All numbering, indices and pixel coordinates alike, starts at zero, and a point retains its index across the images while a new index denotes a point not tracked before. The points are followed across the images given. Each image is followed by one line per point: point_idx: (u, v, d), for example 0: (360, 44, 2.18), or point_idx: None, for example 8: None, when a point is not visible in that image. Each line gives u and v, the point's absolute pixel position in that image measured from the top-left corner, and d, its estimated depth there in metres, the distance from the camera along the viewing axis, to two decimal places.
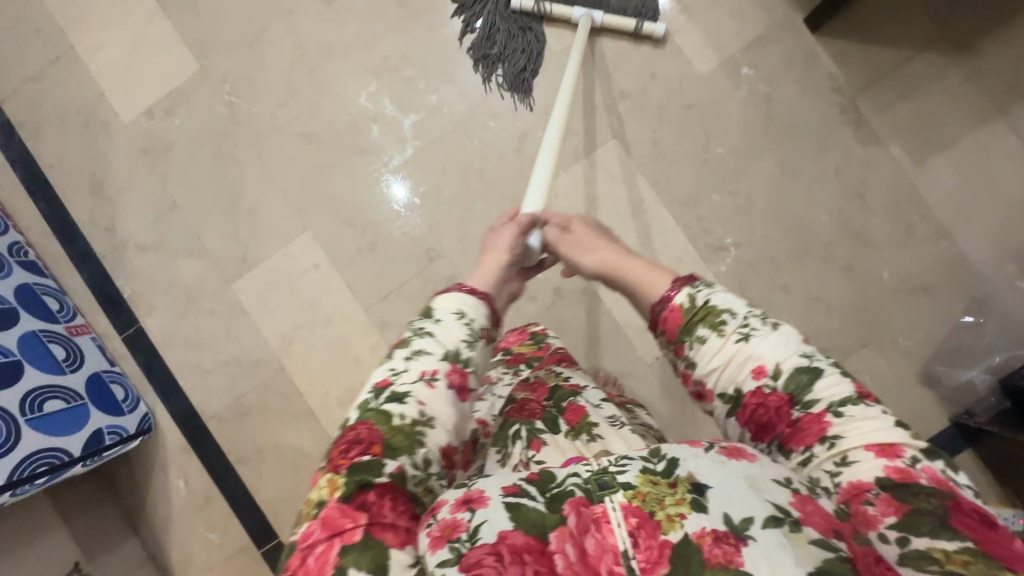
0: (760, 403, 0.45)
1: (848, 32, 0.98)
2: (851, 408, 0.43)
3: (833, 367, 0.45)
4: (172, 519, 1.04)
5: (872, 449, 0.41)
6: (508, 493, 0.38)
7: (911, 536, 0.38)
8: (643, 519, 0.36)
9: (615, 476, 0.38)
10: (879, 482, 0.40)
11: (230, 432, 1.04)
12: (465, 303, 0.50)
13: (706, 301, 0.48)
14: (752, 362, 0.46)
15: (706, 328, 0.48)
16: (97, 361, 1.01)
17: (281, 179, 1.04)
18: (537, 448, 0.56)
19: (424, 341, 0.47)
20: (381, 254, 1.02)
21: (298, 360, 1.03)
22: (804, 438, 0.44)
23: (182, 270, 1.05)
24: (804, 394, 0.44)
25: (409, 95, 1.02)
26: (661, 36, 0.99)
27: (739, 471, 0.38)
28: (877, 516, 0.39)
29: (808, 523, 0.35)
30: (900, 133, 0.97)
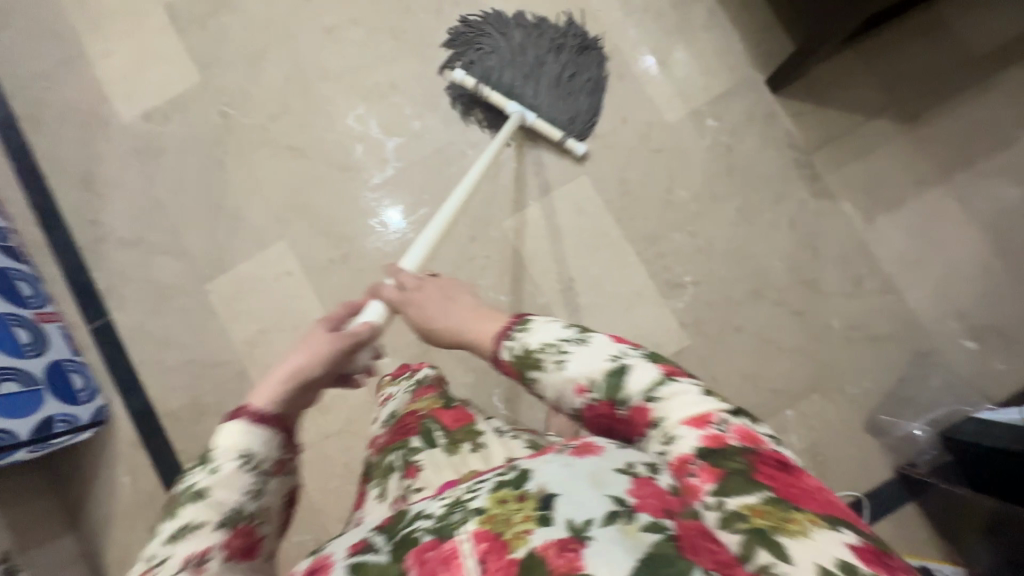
0: (596, 413, 0.52)
1: (807, 95, 1.05)
2: (662, 391, 0.49)
3: (641, 358, 0.51)
4: (114, 516, 1.02)
5: (689, 423, 0.47)
6: (353, 553, 0.44)
7: (725, 499, 0.42)
8: (491, 542, 0.41)
9: (468, 505, 0.44)
10: (697, 452, 0.45)
11: (184, 431, 1.04)
12: (252, 439, 0.49)
13: (524, 345, 0.55)
14: (572, 384, 0.52)
15: (534, 369, 0.54)
16: (61, 349, 1.02)
17: (265, 188, 1.08)
18: (414, 474, 0.59)
19: (194, 512, 0.45)
20: (353, 266, 1.05)
21: (260, 363, 1.04)
22: (637, 428, 0.50)
23: (157, 267, 1.08)
24: (620, 394, 0.50)
25: (394, 119, 1.08)
26: (580, 155, 1.05)
27: (585, 470, 0.44)
28: (699, 485, 0.44)
29: (642, 509, 0.41)
30: (853, 190, 1.03)
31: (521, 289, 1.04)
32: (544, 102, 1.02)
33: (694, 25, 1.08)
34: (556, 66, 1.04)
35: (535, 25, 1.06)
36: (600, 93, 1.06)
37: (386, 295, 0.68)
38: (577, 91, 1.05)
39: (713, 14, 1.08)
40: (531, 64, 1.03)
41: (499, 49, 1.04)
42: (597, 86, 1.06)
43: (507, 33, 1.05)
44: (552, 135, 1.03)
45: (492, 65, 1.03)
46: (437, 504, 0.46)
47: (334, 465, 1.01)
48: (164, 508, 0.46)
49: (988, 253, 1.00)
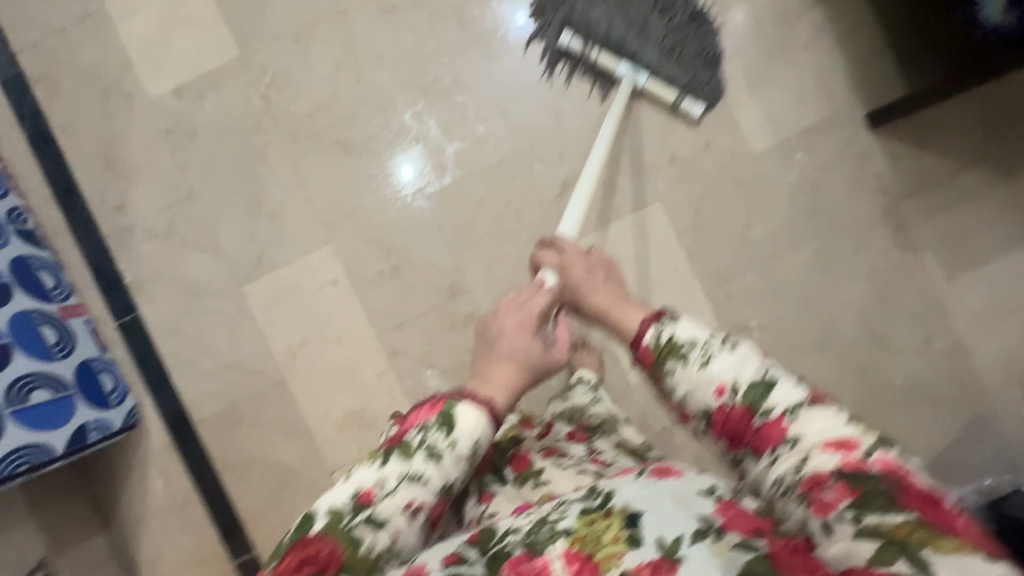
0: (724, 418, 0.50)
1: (904, 135, 0.98)
2: (805, 413, 0.47)
3: (788, 377, 0.50)
4: (146, 517, 1.00)
5: (829, 446, 0.45)
6: (447, 564, 0.46)
7: (863, 513, 0.40)
8: (582, 562, 0.43)
9: (556, 524, 0.46)
10: (836, 471, 0.43)
11: (218, 438, 1.00)
12: (484, 429, 0.53)
13: (671, 337, 0.54)
14: (712, 383, 0.51)
15: (673, 360, 0.53)
16: (89, 347, 0.96)
17: (309, 185, 0.99)
18: (490, 499, 0.62)
19: (425, 465, 0.50)
20: (403, 280, 0.99)
21: (300, 375, 1.00)
22: (766, 443, 0.48)
23: (190, 263, 1.00)
24: (761, 404, 0.49)
25: (456, 122, 0.99)
26: (697, 116, 0.97)
27: (666, 490, 0.46)
28: (833, 501, 0.42)
29: (730, 529, 0.42)
30: (937, 244, 0.98)
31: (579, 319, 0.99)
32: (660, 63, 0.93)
33: (795, 43, 0.98)
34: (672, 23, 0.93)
35: None
36: (719, 60, 0.96)
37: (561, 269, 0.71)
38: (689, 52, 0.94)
39: (816, 32, 0.98)
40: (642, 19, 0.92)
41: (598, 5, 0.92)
42: (714, 52, 0.96)
43: None
44: (667, 98, 0.95)
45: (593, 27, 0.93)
46: (523, 521, 0.48)
47: None
48: (394, 445, 0.51)
49: None
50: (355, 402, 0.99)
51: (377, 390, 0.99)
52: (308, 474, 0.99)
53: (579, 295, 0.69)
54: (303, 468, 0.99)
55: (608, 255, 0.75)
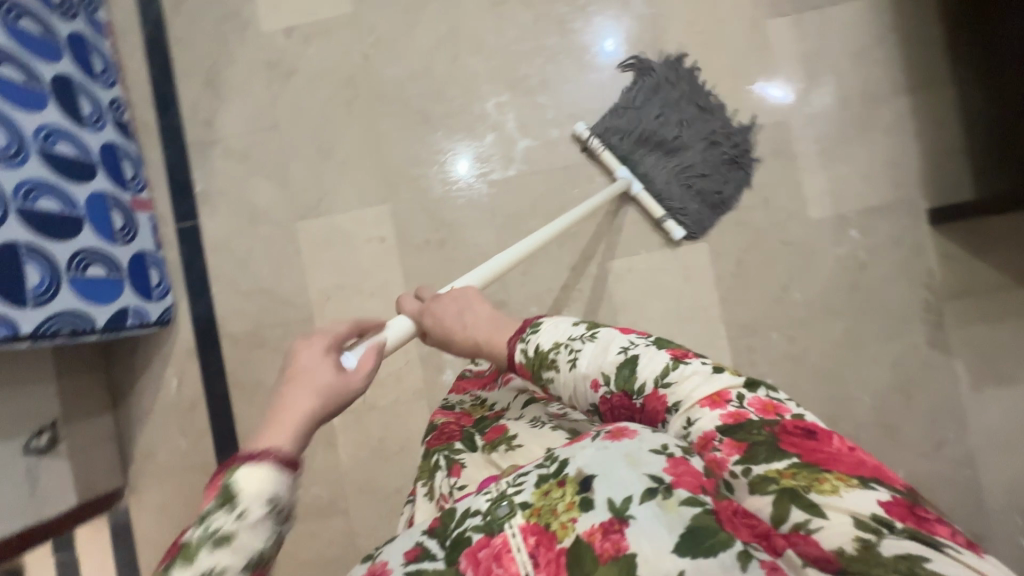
0: (611, 407, 0.52)
1: (961, 238, 0.98)
2: (672, 375, 0.49)
3: (649, 346, 0.52)
4: (153, 411, 1.06)
5: (705, 403, 0.46)
6: (409, 560, 0.44)
7: (751, 465, 0.41)
8: (540, 536, 0.43)
9: (513, 498, 0.46)
10: (720, 429, 0.45)
11: (238, 355, 1.05)
12: (273, 486, 0.42)
13: (537, 349, 0.56)
14: (586, 379, 0.52)
15: (548, 370, 0.55)
16: (146, 241, 1.02)
17: (384, 145, 1.05)
18: (458, 473, 0.60)
19: (216, 557, 0.39)
20: (446, 254, 1.03)
21: (328, 317, 1.04)
22: (655, 416, 0.49)
23: (256, 189, 1.06)
24: (633, 385, 0.50)
25: (533, 120, 1.03)
26: (675, 238, 1.00)
27: (619, 452, 0.45)
28: (724, 457, 0.43)
29: (677, 485, 0.41)
30: (970, 352, 0.98)
31: None
32: (661, 175, 1.00)
33: (875, 125, 1.00)
34: (705, 156, 1.00)
35: (703, 109, 1.00)
36: (729, 203, 1.00)
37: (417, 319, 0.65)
38: (702, 185, 0.99)
39: (899, 119, 0.99)
40: (669, 145, 1.00)
41: (654, 111, 1.00)
42: (725, 202, 1.00)
43: (670, 101, 1.00)
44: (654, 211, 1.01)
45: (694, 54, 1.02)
46: (482, 499, 0.47)
47: (369, 439, 1.02)
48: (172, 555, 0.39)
49: None
50: None
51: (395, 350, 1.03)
52: None
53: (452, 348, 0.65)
54: None
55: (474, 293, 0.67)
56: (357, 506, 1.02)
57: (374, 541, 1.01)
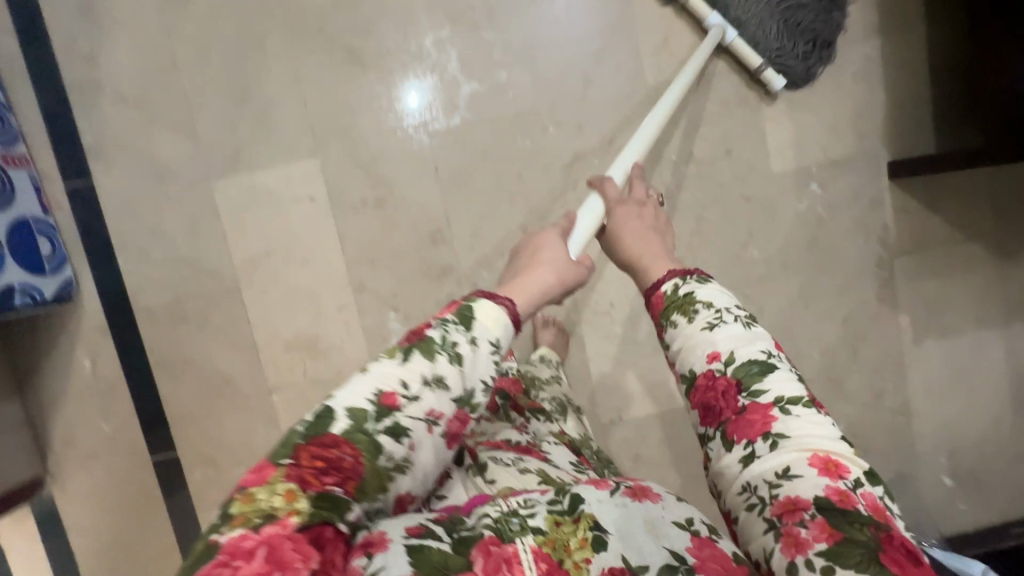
0: (709, 386, 0.46)
1: (917, 192, 0.96)
2: (799, 408, 0.43)
3: (792, 371, 0.45)
4: (67, 395, 0.96)
5: (816, 464, 0.40)
6: (410, 534, 0.37)
7: (836, 567, 0.34)
8: (551, 565, 0.38)
9: (526, 517, 0.40)
10: (817, 502, 0.38)
11: (158, 331, 0.95)
12: (506, 335, 0.43)
13: (688, 293, 0.50)
14: (709, 345, 0.47)
15: (680, 314, 0.50)
16: (29, 206, 0.88)
17: (307, 88, 0.91)
18: (443, 483, 0.51)
19: (448, 367, 0.40)
20: (386, 214, 0.94)
21: (257, 287, 0.94)
22: (747, 429, 0.43)
23: (159, 141, 0.91)
24: (752, 383, 0.44)
25: (479, 60, 0.91)
26: (776, 89, 0.92)
27: (639, 512, 0.41)
28: (809, 540, 0.36)
29: (703, 570, 0.37)
30: (915, 305, 0.99)
31: None
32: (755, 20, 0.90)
33: (843, 70, 0.93)
34: (754, 31, 0.90)
35: None
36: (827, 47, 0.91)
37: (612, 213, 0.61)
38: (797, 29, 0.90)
39: (868, 65, 0.93)
40: None
41: None
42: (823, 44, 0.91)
43: None
44: (749, 62, 0.91)
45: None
46: (489, 508, 0.41)
47: None
48: (409, 345, 0.41)
49: (1005, 409, 1.02)
50: (310, 327, 0.95)
51: (335, 320, 0.95)
52: (248, 388, 0.96)
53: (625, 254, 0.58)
54: (243, 380, 0.96)
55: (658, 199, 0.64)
56: None
57: None
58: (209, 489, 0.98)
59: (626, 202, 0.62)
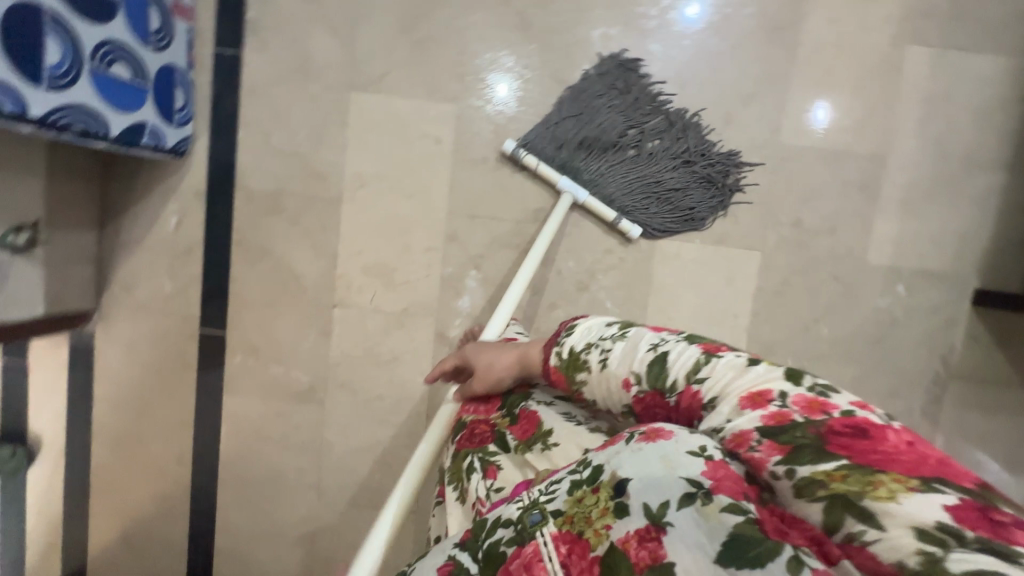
0: (647, 406, 0.53)
1: (992, 324, 0.99)
2: (705, 370, 0.49)
3: (681, 341, 0.52)
4: (142, 244, 0.97)
5: (745, 403, 0.44)
6: (442, 574, 0.46)
7: (795, 467, 0.38)
8: (572, 544, 0.44)
9: (545, 506, 0.47)
10: (758, 429, 0.42)
11: (249, 213, 0.96)
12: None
13: (569, 348, 0.60)
14: (617, 377, 0.54)
15: (581, 371, 0.58)
16: (179, 55, 0.90)
17: (468, 39, 0.94)
18: (493, 475, 0.60)
19: None
20: (499, 179, 0.96)
21: (357, 204, 0.96)
22: (688, 412, 0.49)
23: (316, 38, 0.94)
24: (665, 381, 0.51)
25: (636, 67, 0.94)
26: (631, 237, 0.96)
27: (655, 452, 0.44)
28: (763, 459, 0.40)
29: (717, 491, 0.40)
30: (954, 430, 1.01)
31: (628, 308, 0.99)
32: (617, 183, 0.95)
33: (730, 201, 0.96)
34: (627, 177, 0.95)
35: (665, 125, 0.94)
36: (693, 224, 0.97)
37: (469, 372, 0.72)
38: (665, 198, 0.95)
39: (988, 193, 0.97)
40: (617, 147, 0.94)
41: (601, 117, 0.94)
42: (687, 219, 0.96)
43: (624, 111, 0.94)
44: (605, 215, 0.95)
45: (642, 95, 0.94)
46: (512, 506, 0.49)
47: (364, 340, 0.98)
48: None
49: None
50: (391, 259, 0.97)
51: (417, 260, 0.97)
52: (312, 295, 0.98)
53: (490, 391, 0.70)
54: (311, 287, 0.98)
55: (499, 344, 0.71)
56: (334, 401, 0.99)
57: (343, 439, 1.00)
58: (242, 377, 0.99)
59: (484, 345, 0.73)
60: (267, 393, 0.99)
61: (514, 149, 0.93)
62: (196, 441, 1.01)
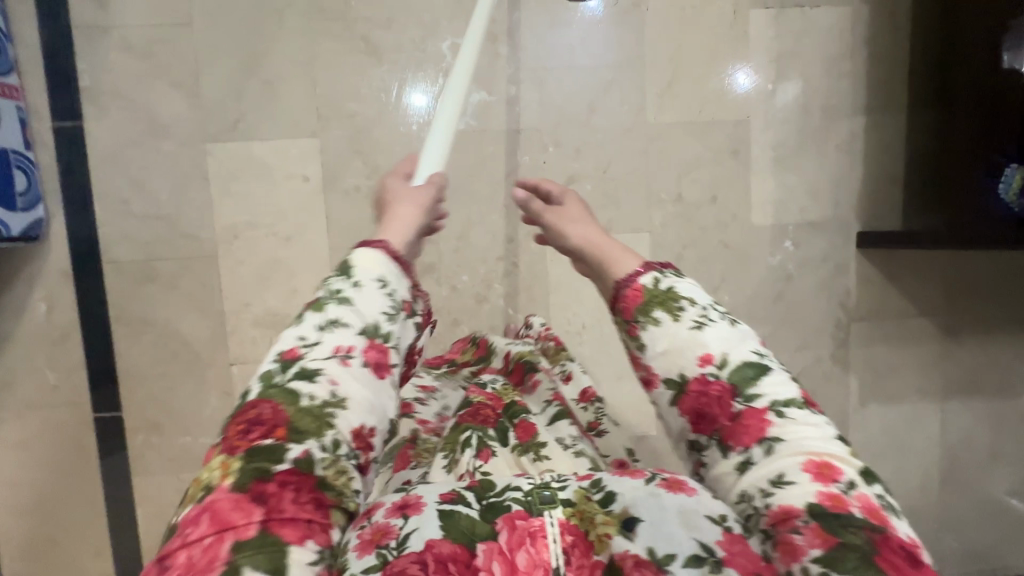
0: (702, 394, 0.48)
1: (881, 264, 1.02)
2: (793, 411, 0.46)
3: (780, 371, 0.49)
4: (14, 337, 0.92)
5: (811, 470, 0.43)
6: (444, 500, 0.45)
7: (832, 572, 0.39)
8: (577, 537, 0.45)
9: (557, 491, 0.47)
10: (810, 508, 0.41)
11: (123, 285, 0.92)
12: (389, 275, 0.50)
13: (670, 288, 0.52)
14: (701, 349, 0.49)
15: (665, 312, 0.51)
16: (11, 137, 0.85)
17: (317, 69, 0.92)
18: (486, 458, 0.58)
19: (341, 311, 0.47)
20: (376, 205, 0.94)
21: (235, 257, 0.93)
22: (744, 436, 0.46)
23: (160, 96, 0.90)
24: (747, 388, 0.47)
25: (494, 72, 0.94)
26: None
27: (674, 505, 0.45)
28: (804, 545, 0.40)
29: (729, 563, 0.42)
30: (865, 370, 1.04)
31: (530, 311, 0.99)
32: None
33: None
34: None
35: None
36: None
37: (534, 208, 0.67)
38: None
39: (853, 139, 1.00)
40: None
41: None
42: None
43: None
44: None
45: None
46: (523, 480, 0.48)
47: None
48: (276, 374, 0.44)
49: (933, 480, 1.08)
50: (282, 305, 0.94)
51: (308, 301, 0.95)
52: (207, 356, 0.94)
53: (548, 235, 0.67)
54: (204, 348, 0.94)
55: (585, 219, 0.64)
56: None
57: None
58: (148, 454, 0.95)
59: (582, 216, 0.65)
60: (179, 466, 0.95)
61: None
62: (113, 530, 0.96)
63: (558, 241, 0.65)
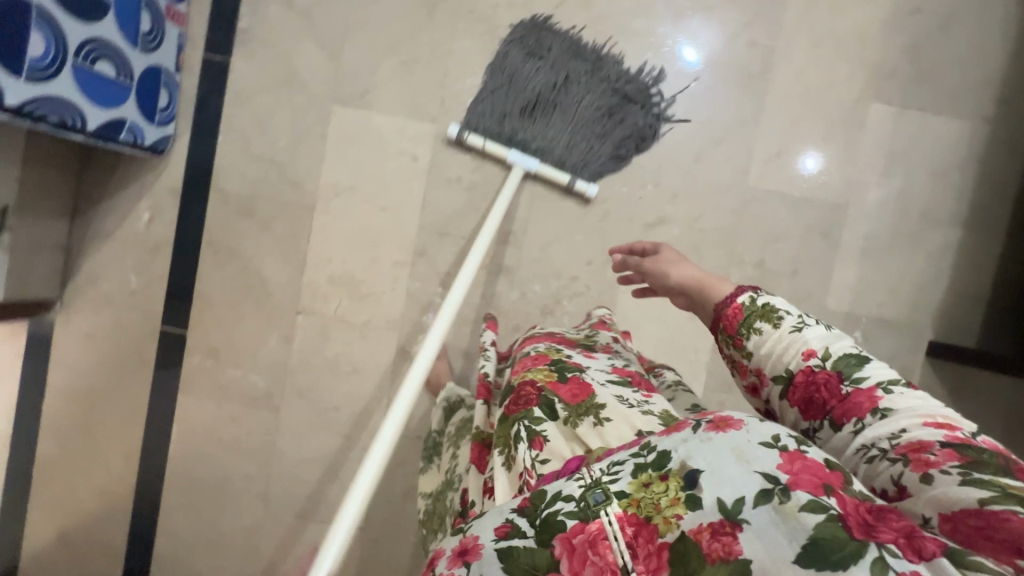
0: (809, 383, 0.48)
1: (948, 376, 1.01)
2: (897, 387, 0.45)
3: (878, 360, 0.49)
4: (112, 237, 0.98)
5: (929, 422, 0.42)
6: (499, 537, 0.42)
7: (971, 471, 0.37)
8: (639, 526, 0.40)
9: (607, 486, 0.41)
10: (940, 440, 0.40)
11: (222, 214, 0.98)
12: None
13: (764, 303, 0.53)
14: (800, 345, 0.50)
15: (764, 321, 0.52)
16: (167, 58, 0.92)
17: (450, 64, 0.97)
18: (540, 445, 0.52)
19: None
20: (472, 200, 0.98)
21: (330, 214, 0.98)
22: (852, 409, 0.46)
23: (304, 52, 0.97)
24: (851, 372, 0.47)
25: None
26: (589, 197, 0.96)
27: (727, 444, 0.40)
28: (938, 460, 0.39)
29: (797, 484, 0.37)
30: None
31: None
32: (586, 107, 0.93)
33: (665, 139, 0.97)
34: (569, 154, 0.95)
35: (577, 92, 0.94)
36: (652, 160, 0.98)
37: (631, 262, 0.68)
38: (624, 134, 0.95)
39: (945, 249, 1.00)
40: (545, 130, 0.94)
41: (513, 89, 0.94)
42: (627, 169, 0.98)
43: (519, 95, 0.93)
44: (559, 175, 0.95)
45: (597, 12, 0.97)
46: (572, 483, 0.43)
47: (326, 349, 0.98)
48: None
49: None
50: (360, 270, 0.98)
51: (385, 271, 0.98)
52: (278, 300, 0.98)
53: (655, 287, 0.65)
54: (278, 291, 0.98)
55: (679, 260, 0.63)
56: (291, 409, 0.98)
57: (295, 447, 0.99)
58: (199, 376, 0.99)
59: (675, 259, 0.64)
60: (224, 395, 0.99)
61: (458, 132, 0.94)
62: (147, 440, 0.99)
63: (663, 289, 0.64)
